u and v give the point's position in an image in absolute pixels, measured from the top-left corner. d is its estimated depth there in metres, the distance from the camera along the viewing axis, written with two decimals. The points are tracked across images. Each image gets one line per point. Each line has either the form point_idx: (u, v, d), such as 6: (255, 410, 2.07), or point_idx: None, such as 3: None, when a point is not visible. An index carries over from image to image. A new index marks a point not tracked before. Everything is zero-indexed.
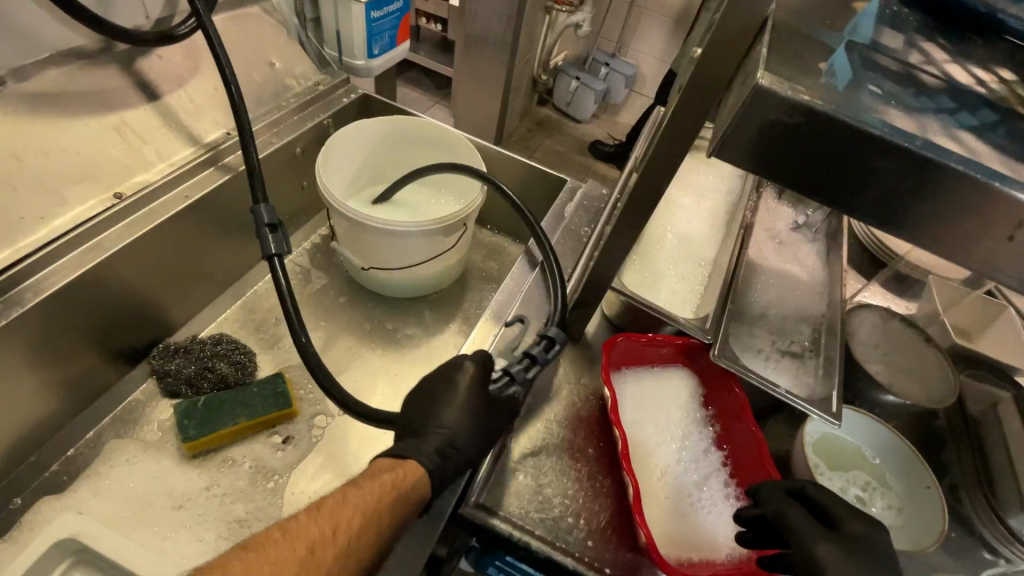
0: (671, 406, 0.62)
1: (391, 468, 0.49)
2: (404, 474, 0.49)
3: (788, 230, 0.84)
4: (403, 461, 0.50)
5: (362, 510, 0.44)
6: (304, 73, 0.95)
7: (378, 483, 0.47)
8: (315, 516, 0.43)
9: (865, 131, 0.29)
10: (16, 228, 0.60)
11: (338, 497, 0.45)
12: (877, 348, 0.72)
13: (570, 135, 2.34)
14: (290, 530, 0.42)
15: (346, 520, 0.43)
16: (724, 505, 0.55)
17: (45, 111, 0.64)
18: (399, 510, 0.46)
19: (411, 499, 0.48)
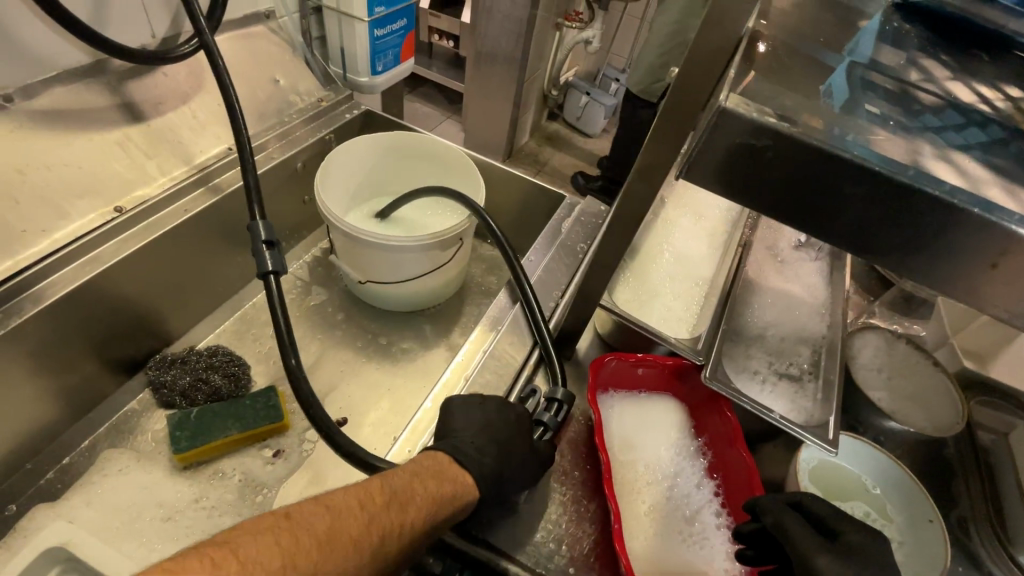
0: (660, 432, 0.61)
1: (450, 474, 0.49)
2: (460, 487, 0.48)
3: (791, 248, 0.82)
4: (461, 471, 0.50)
5: (424, 508, 0.44)
6: (309, 90, 0.97)
7: (439, 488, 0.46)
8: (388, 503, 0.42)
9: (833, 154, 0.28)
10: (18, 241, 0.62)
11: (409, 481, 0.45)
12: (880, 372, 0.69)
13: (580, 149, 2.34)
14: (361, 500, 0.42)
15: (409, 512, 0.43)
16: (712, 536, 0.54)
17: (51, 127, 0.66)
18: (446, 520, 0.46)
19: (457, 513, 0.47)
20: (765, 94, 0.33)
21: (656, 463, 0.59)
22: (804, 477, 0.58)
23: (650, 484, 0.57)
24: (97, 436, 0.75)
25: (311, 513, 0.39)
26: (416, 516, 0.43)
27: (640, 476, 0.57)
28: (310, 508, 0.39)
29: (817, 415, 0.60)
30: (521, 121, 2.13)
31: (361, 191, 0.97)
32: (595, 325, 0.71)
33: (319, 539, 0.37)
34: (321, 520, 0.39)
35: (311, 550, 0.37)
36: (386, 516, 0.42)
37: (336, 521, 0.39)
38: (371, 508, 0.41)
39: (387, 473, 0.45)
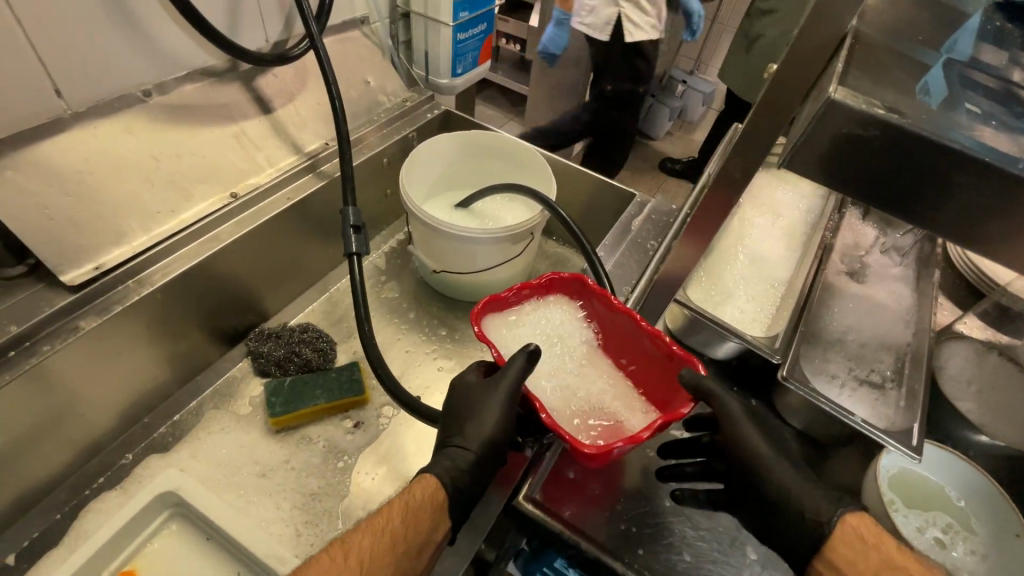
0: (551, 333, 0.63)
1: (409, 492, 0.51)
2: (431, 500, 0.51)
3: (873, 254, 0.80)
4: (424, 477, 0.53)
5: (376, 560, 0.47)
6: (395, 90, 1.04)
7: (398, 520, 0.49)
8: (361, 546, 0.47)
9: (951, 146, 0.30)
10: (153, 220, 0.71)
11: (352, 540, 0.48)
12: (969, 384, 0.66)
13: (642, 151, 2.35)
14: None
15: (365, 569, 0.46)
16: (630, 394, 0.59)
17: (181, 121, 0.74)
18: (428, 515, 0.50)
19: (431, 525, 0.51)
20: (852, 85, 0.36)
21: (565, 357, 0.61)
22: (883, 483, 0.57)
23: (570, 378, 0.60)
24: (203, 398, 0.84)
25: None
26: (374, 566, 0.46)
27: (556, 376, 0.60)
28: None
29: (898, 422, 0.59)
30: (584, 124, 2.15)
31: (439, 185, 1.02)
32: (666, 320, 0.73)
33: None
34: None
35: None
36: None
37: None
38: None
39: (339, 538, 0.49)
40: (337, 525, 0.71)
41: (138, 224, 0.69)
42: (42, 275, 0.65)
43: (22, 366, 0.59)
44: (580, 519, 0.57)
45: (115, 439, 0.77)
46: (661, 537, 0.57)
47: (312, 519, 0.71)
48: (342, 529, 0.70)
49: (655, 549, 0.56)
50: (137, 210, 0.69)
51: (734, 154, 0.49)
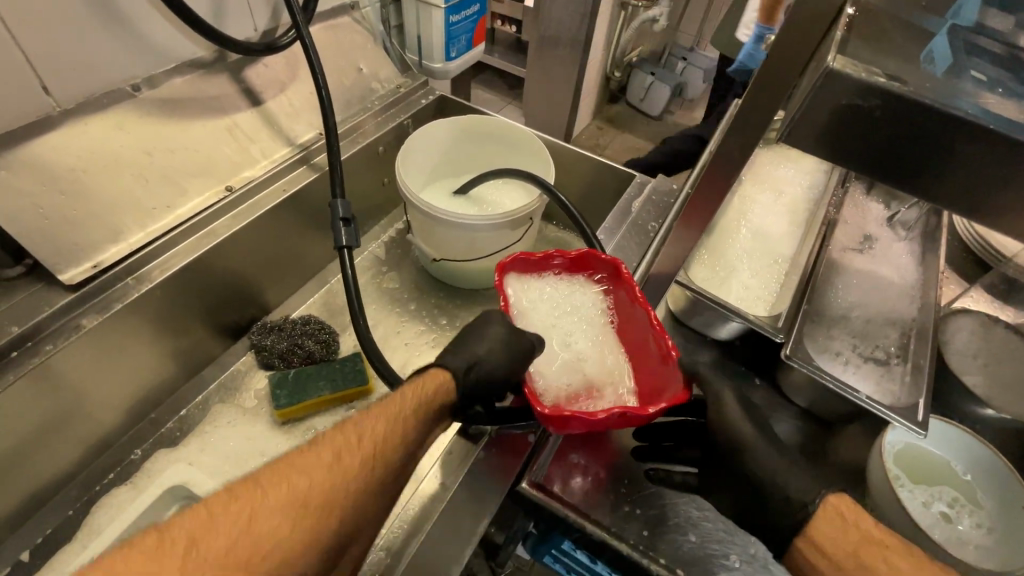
0: (567, 306, 0.64)
1: (410, 383, 0.54)
2: (442, 392, 0.55)
3: (877, 229, 0.79)
4: (429, 373, 0.56)
5: (387, 433, 0.49)
6: (388, 77, 1.02)
7: (412, 407, 0.51)
8: (371, 426, 0.49)
9: (954, 114, 0.29)
10: (148, 216, 0.70)
11: (360, 420, 0.49)
12: (975, 357, 0.65)
13: (643, 131, 2.31)
14: (318, 451, 0.46)
15: (380, 443, 0.48)
16: (622, 377, 0.59)
17: (173, 115, 0.74)
18: (436, 404, 0.54)
19: (436, 412, 0.54)
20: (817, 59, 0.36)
21: (573, 330, 0.62)
22: (888, 459, 0.57)
23: (571, 348, 0.61)
24: (209, 392, 0.85)
25: (230, 500, 0.42)
26: (387, 442, 0.49)
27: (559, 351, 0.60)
28: (241, 492, 0.43)
29: (904, 398, 0.58)
30: (582, 106, 2.12)
31: (436, 171, 1.01)
32: (667, 302, 0.73)
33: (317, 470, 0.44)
34: (241, 510, 0.41)
35: (246, 561, 0.39)
36: (342, 464, 0.46)
37: (284, 481, 0.44)
38: (339, 450, 0.47)
39: (343, 422, 0.50)
40: None
41: (133, 221, 0.69)
42: (40, 275, 0.65)
43: (26, 365, 0.60)
44: (584, 501, 0.57)
45: (123, 435, 0.78)
46: (666, 518, 0.57)
47: None
48: None
49: (661, 530, 0.56)
50: (131, 207, 0.69)
51: (733, 131, 0.48)
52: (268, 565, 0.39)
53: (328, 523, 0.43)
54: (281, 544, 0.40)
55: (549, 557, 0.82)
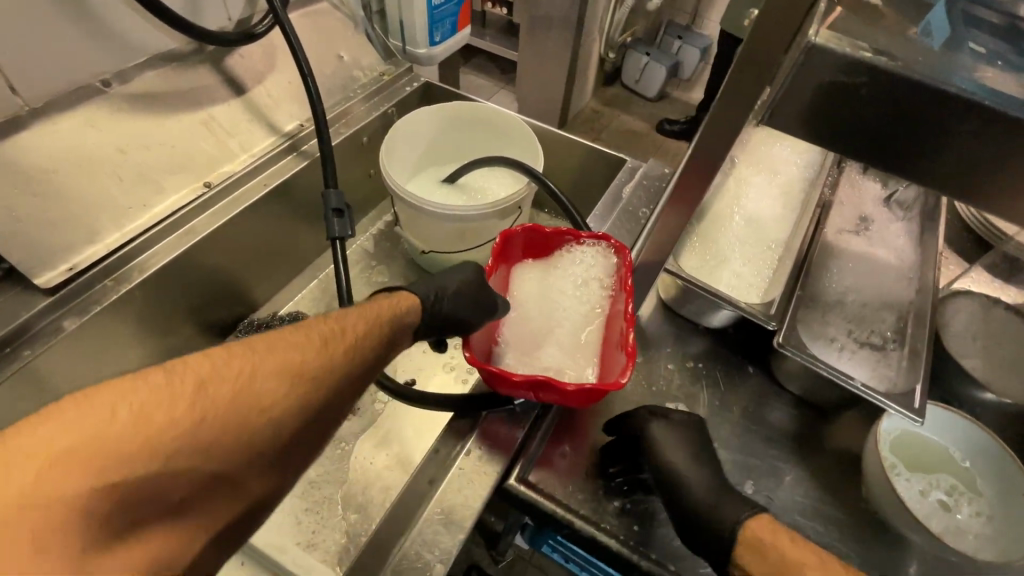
0: (562, 286, 0.65)
1: (396, 296, 0.55)
2: (409, 308, 0.55)
3: (875, 210, 0.77)
4: (405, 292, 0.57)
5: (373, 335, 0.49)
6: (371, 65, 1.00)
7: (387, 314, 0.52)
8: (348, 321, 0.47)
9: (945, 91, 0.27)
10: (125, 216, 0.69)
11: (351, 316, 0.48)
12: (975, 340, 0.64)
13: (638, 113, 2.27)
14: (300, 333, 0.44)
15: (359, 335, 0.47)
16: (588, 356, 0.60)
17: (146, 110, 0.72)
18: (404, 318, 0.54)
19: (403, 328, 0.54)
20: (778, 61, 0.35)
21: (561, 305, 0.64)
22: (884, 447, 0.55)
23: (551, 322, 0.63)
24: None
25: (221, 355, 0.38)
26: (365, 338, 0.48)
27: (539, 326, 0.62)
28: (228, 350, 0.39)
29: (901, 384, 0.57)
30: (576, 89, 2.08)
31: (423, 161, 0.99)
32: (658, 290, 0.71)
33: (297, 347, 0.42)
34: (239, 369, 0.38)
35: (233, 424, 0.36)
36: (336, 353, 0.44)
37: (279, 352, 0.41)
38: (322, 337, 0.45)
39: (334, 313, 0.48)
40: (338, 512, 0.71)
41: (109, 221, 0.67)
42: (15, 279, 0.63)
43: (4, 371, 0.59)
44: (571, 496, 0.57)
45: None
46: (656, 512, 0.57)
47: (312, 506, 0.72)
48: (343, 514, 0.71)
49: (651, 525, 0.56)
50: (106, 207, 0.67)
51: None
52: (255, 432, 0.37)
53: (314, 402, 0.41)
54: (270, 415, 0.38)
55: (546, 547, 0.82)
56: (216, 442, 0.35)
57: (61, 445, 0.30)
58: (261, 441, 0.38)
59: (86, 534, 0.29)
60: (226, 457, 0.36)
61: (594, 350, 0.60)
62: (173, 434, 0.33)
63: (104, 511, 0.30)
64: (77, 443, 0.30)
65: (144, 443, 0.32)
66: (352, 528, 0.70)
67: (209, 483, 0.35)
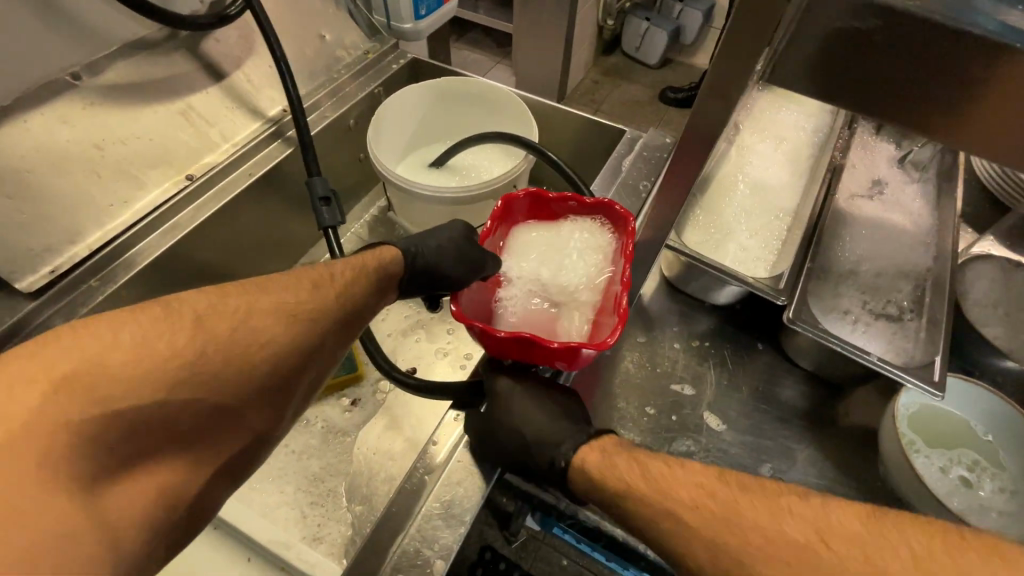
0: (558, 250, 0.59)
1: (379, 249, 0.57)
2: (394, 262, 0.57)
3: (889, 172, 0.72)
4: (389, 246, 0.59)
5: (361, 283, 0.52)
6: (354, 43, 0.96)
7: (371, 265, 0.54)
8: (334, 268, 0.51)
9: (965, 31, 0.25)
10: (106, 215, 0.67)
11: (338, 264, 0.51)
12: (996, 307, 0.60)
13: (640, 82, 2.19)
14: (294, 278, 0.48)
15: (347, 281, 0.50)
16: (580, 320, 0.54)
17: (121, 102, 0.69)
18: (388, 270, 0.56)
19: (388, 279, 0.56)
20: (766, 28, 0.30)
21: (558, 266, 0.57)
22: (901, 424, 0.53)
23: (545, 282, 0.56)
24: None
25: (218, 295, 0.43)
26: (351, 283, 0.51)
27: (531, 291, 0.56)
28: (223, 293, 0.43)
29: (919, 356, 0.54)
30: (574, 60, 2.00)
31: (414, 143, 0.95)
32: (661, 266, 0.68)
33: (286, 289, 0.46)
34: (234, 309, 0.42)
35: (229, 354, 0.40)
36: (326, 296, 0.48)
37: (269, 295, 0.45)
38: (314, 281, 0.48)
39: (322, 263, 0.51)
40: (343, 504, 0.71)
41: (90, 220, 0.65)
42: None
43: None
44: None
45: None
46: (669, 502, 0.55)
47: (317, 499, 0.71)
48: (348, 506, 0.71)
49: None
50: (86, 206, 0.65)
51: None
52: (252, 364, 0.41)
53: (306, 340, 0.45)
54: (264, 350, 0.42)
55: (557, 528, 0.81)
56: (216, 372, 0.39)
57: (71, 366, 0.34)
58: (257, 374, 0.42)
59: (101, 445, 0.33)
60: (227, 386, 0.40)
61: (587, 314, 0.54)
62: (178, 363, 0.37)
63: (122, 425, 0.34)
64: (93, 363, 0.34)
65: (151, 368, 0.36)
66: (357, 520, 0.69)
67: (213, 407, 0.39)
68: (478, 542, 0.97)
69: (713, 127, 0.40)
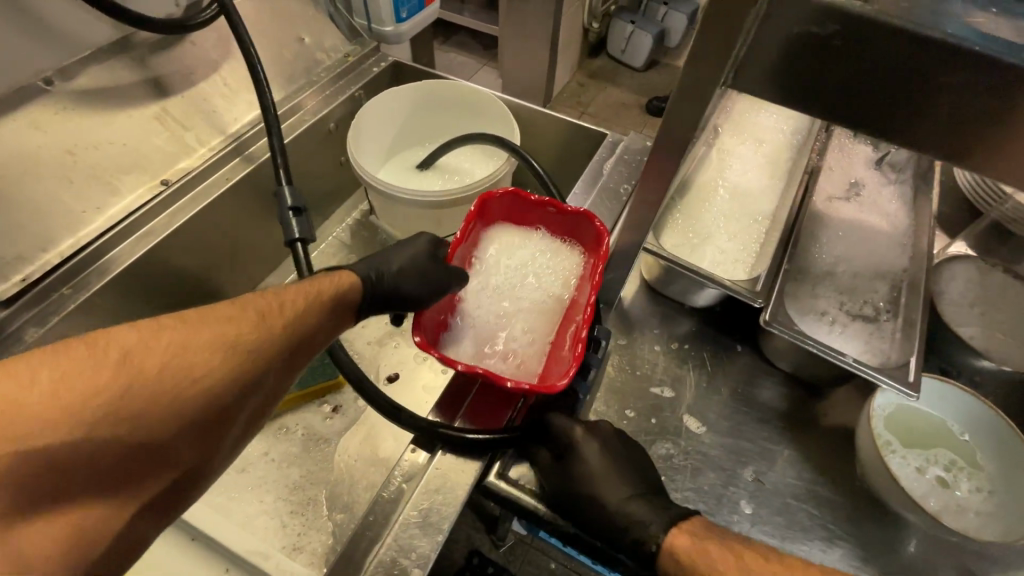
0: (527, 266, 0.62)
1: (335, 274, 0.54)
2: (350, 287, 0.54)
3: (866, 173, 0.73)
4: (345, 270, 0.56)
5: (313, 312, 0.49)
6: (334, 46, 0.95)
7: (325, 291, 0.51)
8: (284, 296, 0.47)
9: (919, 34, 0.25)
10: (78, 221, 0.65)
11: (291, 290, 0.48)
12: (971, 306, 0.61)
13: (626, 85, 2.20)
14: (240, 306, 0.44)
15: (298, 311, 0.47)
16: (544, 340, 0.57)
17: (93, 106, 0.68)
18: (342, 297, 0.53)
19: (343, 305, 0.53)
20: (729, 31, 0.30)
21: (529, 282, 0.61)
22: (878, 424, 0.53)
23: (515, 299, 0.60)
24: None
25: (151, 329, 0.39)
26: (302, 312, 0.48)
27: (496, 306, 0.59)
28: (156, 323, 0.39)
29: (895, 357, 0.54)
30: (560, 63, 2.01)
31: (396, 146, 0.95)
32: (641, 269, 0.69)
33: (229, 320, 0.43)
34: (167, 343, 0.38)
35: (157, 395, 0.37)
36: (274, 329, 0.45)
37: (210, 326, 0.41)
38: (262, 310, 0.45)
39: (273, 288, 0.48)
40: (324, 512, 0.70)
41: (62, 226, 0.64)
42: None
43: None
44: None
45: None
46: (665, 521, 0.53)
47: (297, 508, 0.70)
48: (329, 515, 0.70)
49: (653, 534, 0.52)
50: (57, 212, 0.64)
51: None
52: (187, 404, 0.38)
53: (247, 377, 0.42)
54: (202, 392, 0.39)
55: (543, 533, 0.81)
56: (139, 414, 0.36)
57: None
58: (193, 418, 0.39)
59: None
60: (156, 432, 0.37)
61: (548, 335, 0.58)
62: (99, 409, 0.34)
63: (31, 485, 0.30)
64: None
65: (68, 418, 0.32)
66: (338, 528, 0.68)
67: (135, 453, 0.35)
68: (465, 546, 0.99)
69: (686, 131, 0.40)
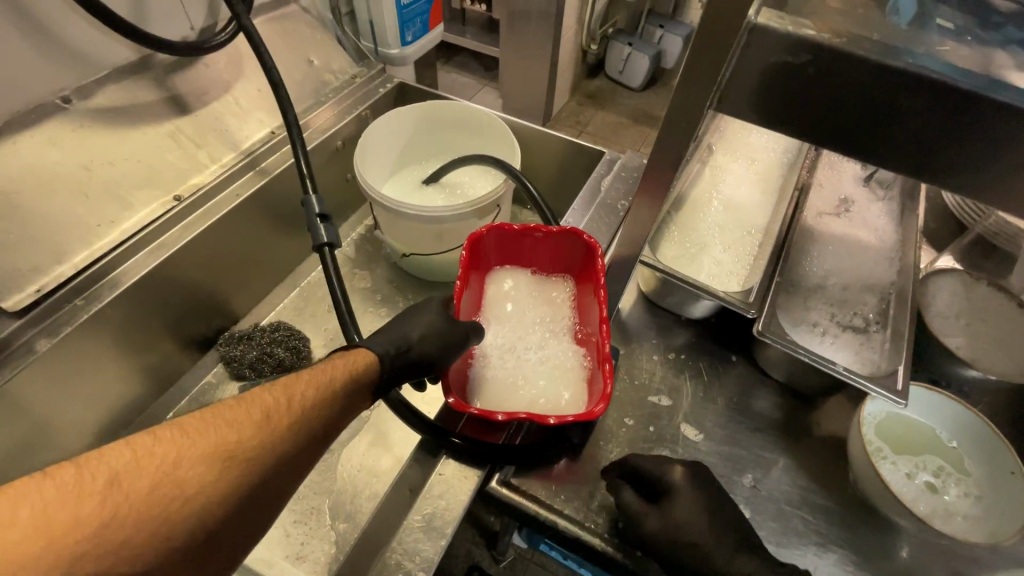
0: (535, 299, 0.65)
1: (350, 354, 0.48)
2: (368, 369, 0.48)
3: (855, 190, 0.76)
4: (361, 348, 0.50)
5: (326, 406, 0.43)
6: (342, 67, 0.98)
7: (340, 375, 0.45)
8: (294, 392, 0.42)
9: (880, 62, 0.28)
10: (92, 235, 0.67)
11: (301, 382, 0.43)
12: (958, 318, 0.63)
13: (623, 105, 2.25)
14: (246, 408, 0.39)
15: (309, 410, 0.42)
16: (568, 361, 0.60)
17: (109, 124, 0.70)
18: (360, 383, 0.47)
19: (363, 389, 0.48)
20: (714, 57, 0.33)
21: (539, 308, 0.65)
22: (868, 430, 0.55)
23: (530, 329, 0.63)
24: (181, 408, 0.83)
25: (140, 444, 0.34)
26: (314, 410, 0.42)
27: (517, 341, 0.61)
28: (153, 435, 0.35)
29: (884, 366, 0.56)
30: (559, 83, 2.06)
31: (400, 163, 0.98)
32: (638, 282, 0.71)
33: (230, 427, 0.38)
34: (159, 459, 0.34)
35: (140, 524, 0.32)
36: (276, 429, 0.39)
37: (208, 435, 0.36)
38: (268, 410, 0.40)
39: (284, 378, 0.43)
40: (326, 522, 0.71)
41: (77, 239, 0.66)
42: None
43: None
44: (554, 494, 0.56)
45: None
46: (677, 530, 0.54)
47: (300, 517, 0.71)
48: (331, 524, 0.71)
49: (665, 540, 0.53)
50: (73, 225, 0.66)
51: None
52: (172, 532, 0.33)
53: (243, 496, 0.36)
54: (190, 511, 0.34)
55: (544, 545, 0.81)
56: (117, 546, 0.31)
57: None
58: (178, 546, 0.33)
59: None
60: (134, 566, 0.31)
61: (570, 356, 0.60)
62: (74, 540, 0.30)
63: None
64: None
65: (30, 561, 0.28)
66: (339, 537, 0.69)
67: None
68: (465, 562, 0.99)
69: (679, 150, 0.43)
